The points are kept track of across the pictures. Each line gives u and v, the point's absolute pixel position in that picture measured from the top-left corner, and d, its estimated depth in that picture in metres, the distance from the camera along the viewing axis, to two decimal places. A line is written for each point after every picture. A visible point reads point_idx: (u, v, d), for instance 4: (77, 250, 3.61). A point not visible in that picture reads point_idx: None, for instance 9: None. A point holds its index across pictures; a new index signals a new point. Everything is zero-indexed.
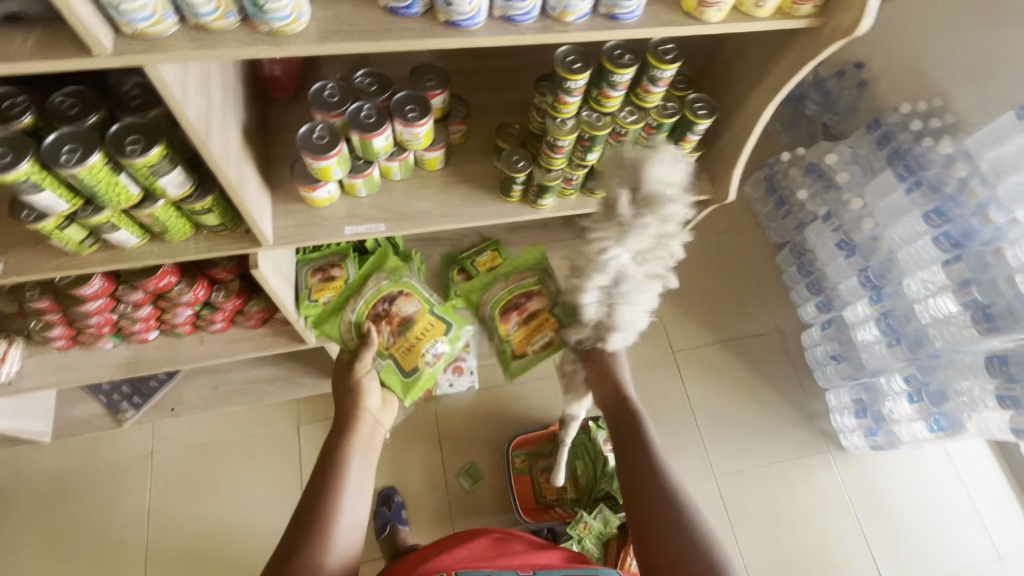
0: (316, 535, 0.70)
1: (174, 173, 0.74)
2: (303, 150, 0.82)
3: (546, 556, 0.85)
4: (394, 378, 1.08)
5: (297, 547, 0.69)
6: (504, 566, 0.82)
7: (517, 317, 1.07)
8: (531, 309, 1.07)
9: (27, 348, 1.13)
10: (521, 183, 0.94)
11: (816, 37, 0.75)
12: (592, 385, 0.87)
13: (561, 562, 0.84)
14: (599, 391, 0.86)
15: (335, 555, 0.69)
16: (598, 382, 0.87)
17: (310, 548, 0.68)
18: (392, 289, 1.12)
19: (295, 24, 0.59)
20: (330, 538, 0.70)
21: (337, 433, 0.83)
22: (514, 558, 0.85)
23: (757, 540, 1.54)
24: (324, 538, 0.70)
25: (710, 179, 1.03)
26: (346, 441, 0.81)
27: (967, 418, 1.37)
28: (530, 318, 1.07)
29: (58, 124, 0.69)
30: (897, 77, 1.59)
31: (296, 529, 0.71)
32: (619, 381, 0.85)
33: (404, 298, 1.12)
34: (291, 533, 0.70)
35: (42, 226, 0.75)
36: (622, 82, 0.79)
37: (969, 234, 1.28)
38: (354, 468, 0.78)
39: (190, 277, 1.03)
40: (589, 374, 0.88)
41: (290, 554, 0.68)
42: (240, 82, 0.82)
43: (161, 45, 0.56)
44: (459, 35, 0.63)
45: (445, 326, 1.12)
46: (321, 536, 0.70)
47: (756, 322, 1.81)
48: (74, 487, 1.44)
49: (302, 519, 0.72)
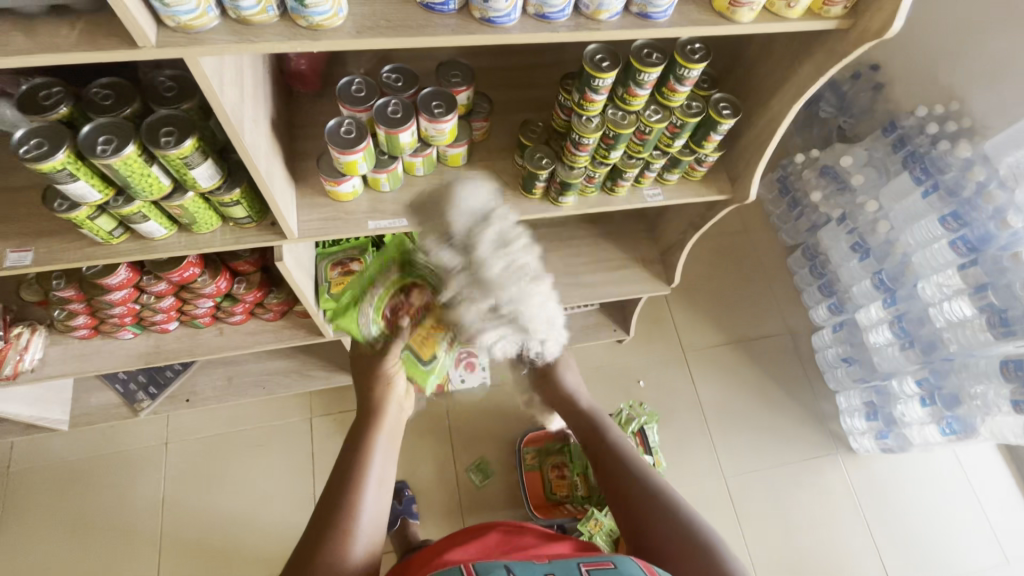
0: (336, 536, 0.67)
1: (206, 165, 0.75)
2: (331, 144, 0.83)
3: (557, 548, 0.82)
4: (415, 369, 0.85)
5: (318, 551, 0.66)
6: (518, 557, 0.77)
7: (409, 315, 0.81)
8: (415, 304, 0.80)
9: (49, 336, 1.14)
10: (544, 181, 0.95)
11: (844, 39, 0.75)
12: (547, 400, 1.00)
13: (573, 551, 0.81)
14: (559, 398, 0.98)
15: (357, 555, 0.67)
16: (552, 399, 0.99)
17: (333, 547, 0.66)
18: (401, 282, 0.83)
19: (334, 18, 0.59)
20: (351, 537, 0.68)
21: (362, 417, 0.80)
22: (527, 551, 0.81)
23: (767, 541, 1.54)
24: (344, 538, 0.67)
25: (731, 180, 1.04)
26: (371, 428, 0.78)
27: (980, 422, 1.38)
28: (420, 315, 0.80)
29: (93, 115, 0.70)
30: (913, 80, 1.59)
31: (317, 528, 0.68)
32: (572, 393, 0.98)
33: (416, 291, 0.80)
34: (315, 529, 0.68)
35: (73, 216, 0.76)
36: (649, 80, 0.79)
37: (984, 238, 1.28)
38: (376, 456, 0.75)
39: (213, 268, 1.04)
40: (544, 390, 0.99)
41: (313, 553, 0.66)
42: (268, 76, 0.83)
43: (202, 38, 0.57)
44: (494, 32, 0.64)
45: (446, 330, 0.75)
46: (341, 536, 0.67)
47: (767, 323, 1.81)
48: (90, 474, 1.46)
49: (324, 515, 0.69)
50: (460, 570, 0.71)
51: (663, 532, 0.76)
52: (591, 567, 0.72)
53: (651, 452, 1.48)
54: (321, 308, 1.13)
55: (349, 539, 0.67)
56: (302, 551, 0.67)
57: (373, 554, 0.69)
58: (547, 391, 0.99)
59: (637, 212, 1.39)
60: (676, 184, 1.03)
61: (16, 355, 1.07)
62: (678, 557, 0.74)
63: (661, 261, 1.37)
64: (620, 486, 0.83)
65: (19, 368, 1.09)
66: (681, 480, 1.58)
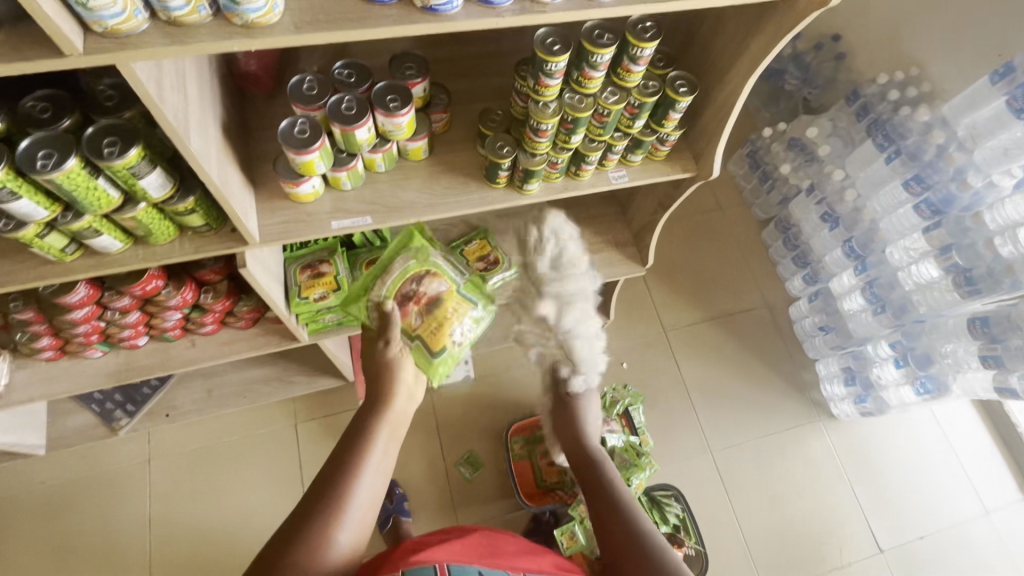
0: (324, 521, 0.66)
1: (155, 173, 0.73)
2: (285, 146, 0.81)
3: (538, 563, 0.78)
4: (421, 358, 0.85)
5: (297, 538, 0.64)
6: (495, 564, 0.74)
7: (415, 308, 0.86)
8: (430, 295, 0.87)
9: (14, 360, 1.12)
10: (507, 169, 0.94)
11: (792, 9, 0.75)
12: (562, 421, 1.12)
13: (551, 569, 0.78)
14: (574, 427, 1.09)
15: (337, 549, 0.65)
16: (564, 424, 1.12)
17: (319, 534, 0.65)
18: (419, 268, 0.89)
19: (269, 14, 0.58)
20: (338, 524, 0.66)
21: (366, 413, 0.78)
22: (505, 557, 0.76)
23: (755, 510, 1.57)
24: (332, 522, 0.66)
25: (694, 156, 1.04)
26: (375, 415, 0.77)
27: (952, 379, 1.41)
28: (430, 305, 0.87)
29: (31, 129, 0.68)
30: (873, 48, 1.61)
31: (302, 511, 0.67)
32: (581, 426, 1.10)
33: (431, 277, 0.89)
34: (299, 514, 0.67)
35: (21, 234, 0.74)
36: (602, 62, 0.79)
37: (948, 200, 1.30)
38: (375, 450, 0.74)
39: (177, 280, 1.03)
40: (560, 415, 1.12)
41: (298, 531, 0.65)
42: (216, 77, 0.81)
43: (133, 42, 0.55)
44: (436, 20, 0.63)
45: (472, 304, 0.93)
46: (330, 516, 0.66)
47: (744, 298, 1.83)
48: (71, 499, 1.43)
49: (309, 503, 0.68)
50: (435, 570, 0.69)
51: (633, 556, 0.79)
52: None
53: (637, 432, 1.50)
54: (293, 313, 1.11)
55: (336, 528, 0.66)
56: (287, 530, 0.66)
57: (354, 551, 0.67)
58: (561, 415, 1.12)
59: (609, 196, 1.39)
60: (641, 164, 1.03)
61: None
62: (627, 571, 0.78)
63: (635, 243, 1.37)
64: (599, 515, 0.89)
65: None
66: (668, 457, 1.60)
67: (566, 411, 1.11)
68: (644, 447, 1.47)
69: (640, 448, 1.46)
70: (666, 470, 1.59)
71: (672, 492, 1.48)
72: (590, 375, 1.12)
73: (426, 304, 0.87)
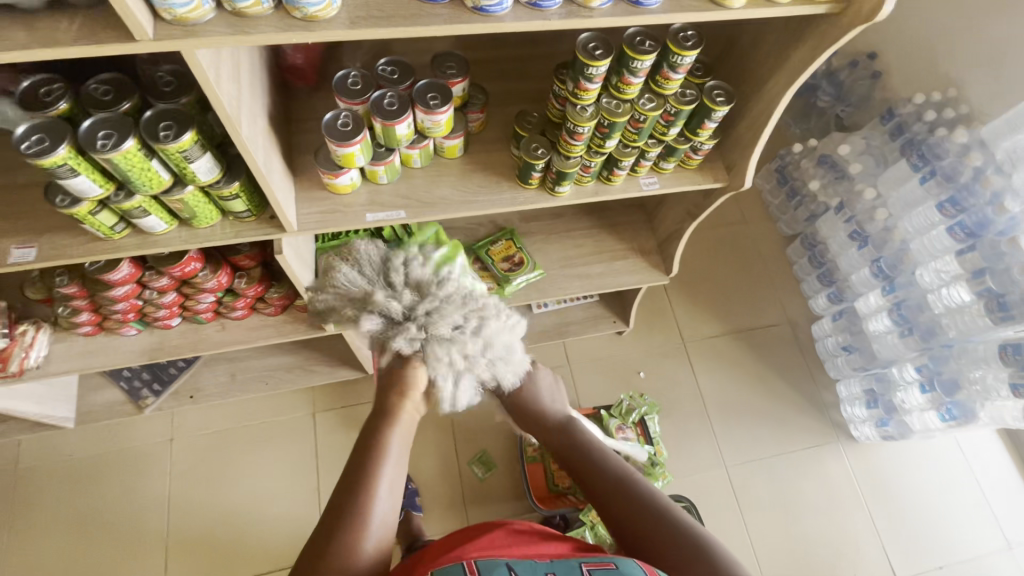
0: (348, 533, 0.64)
1: (205, 158, 0.76)
2: (328, 137, 0.83)
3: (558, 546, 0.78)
4: None
5: (325, 553, 0.63)
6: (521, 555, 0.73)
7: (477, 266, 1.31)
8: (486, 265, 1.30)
9: (53, 334, 1.16)
10: (540, 170, 0.95)
11: (835, 23, 0.75)
12: (516, 413, 0.85)
13: (573, 551, 0.76)
14: (535, 410, 0.84)
15: (363, 556, 0.64)
16: (517, 413, 0.86)
17: (344, 550, 0.63)
18: None
19: (328, 9, 0.60)
20: (362, 537, 0.65)
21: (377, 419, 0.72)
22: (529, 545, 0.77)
23: (768, 529, 1.55)
24: (357, 536, 0.64)
25: (726, 167, 1.04)
26: (385, 430, 0.71)
27: (980, 407, 1.37)
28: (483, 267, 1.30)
29: (94, 110, 0.71)
30: (911, 68, 1.59)
31: (326, 527, 0.65)
32: (541, 405, 0.84)
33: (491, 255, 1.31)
34: (321, 531, 0.65)
35: (76, 210, 0.77)
36: (642, 68, 0.80)
37: (983, 223, 1.28)
38: (387, 473, 0.69)
39: (214, 263, 1.06)
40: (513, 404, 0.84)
41: (324, 548, 0.64)
42: (266, 69, 0.84)
43: (198, 31, 0.57)
44: (486, 21, 0.64)
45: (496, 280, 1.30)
46: (353, 533, 0.64)
47: (767, 314, 1.81)
48: (95, 473, 1.47)
49: (329, 523, 0.65)
50: (463, 569, 0.69)
51: (649, 531, 0.73)
52: (592, 568, 0.70)
53: (652, 442, 1.49)
54: None
55: (360, 538, 0.64)
56: (312, 547, 0.65)
57: (381, 552, 0.66)
58: (515, 407, 0.84)
59: (635, 203, 1.40)
60: (673, 172, 1.04)
61: (21, 352, 1.09)
62: (649, 545, 0.72)
63: (660, 252, 1.37)
64: (598, 490, 0.78)
65: (25, 365, 1.10)
66: (681, 469, 1.59)
67: (518, 401, 0.84)
68: (658, 456, 1.46)
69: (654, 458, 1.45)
70: (679, 483, 1.57)
71: (686, 503, 1.44)
72: (517, 366, 0.77)
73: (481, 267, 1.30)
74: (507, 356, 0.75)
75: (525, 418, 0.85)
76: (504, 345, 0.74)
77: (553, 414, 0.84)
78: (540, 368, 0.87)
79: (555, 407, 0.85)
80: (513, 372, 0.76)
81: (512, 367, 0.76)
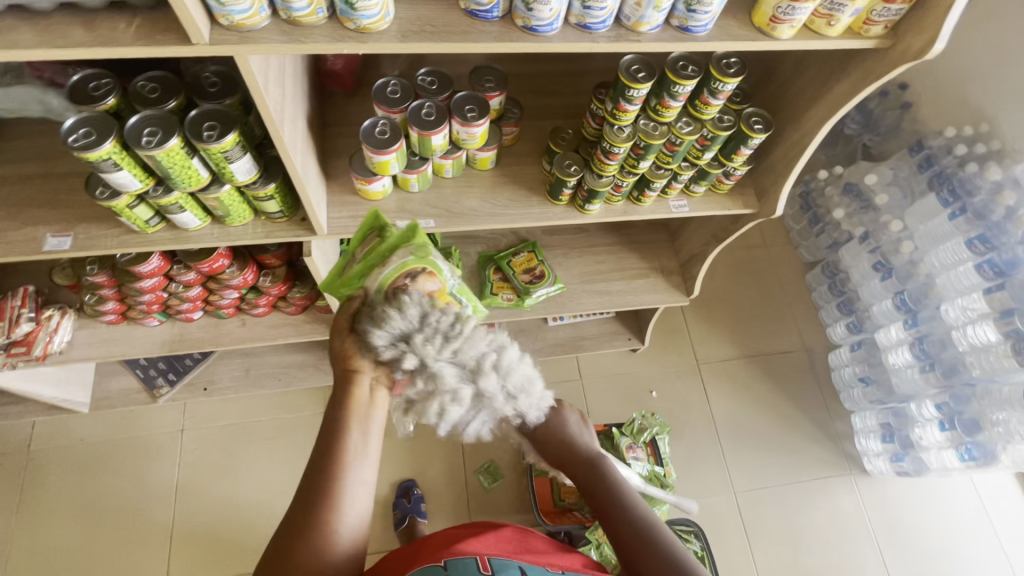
0: (319, 519, 0.61)
1: (245, 159, 0.76)
2: (365, 144, 0.84)
3: (568, 558, 0.72)
4: None
5: (298, 543, 0.59)
6: (534, 560, 0.68)
7: (498, 273, 1.32)
8: (507, 275, 1.31)
9: (77, 320, 1.17)
10: (572, 187, 0.95)
11: (882, 57, 0.74)
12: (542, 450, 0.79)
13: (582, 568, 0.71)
14: (561, 449, 0.78)
15: (336, 544, 0.61)
16: (543, 448, 0.79)
17: (318, 538, 0.60)
18: None
19: (381, 22, 0.61)
20: (336, 525, 0.61)
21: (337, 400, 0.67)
22: (541, 552, 0.71)
23: (771, 558, 1.52)
24: (329, 523, 0.61)
25: (757, 193, 1.03)
26: (347, 407, 0.66)
27: (1000, 450, 1.35)
28: (504, 277, 1.31)
29: (140, 107, 0.72)
30: (941, 100, 1.55)
31: (296, 514, 0.61)
32: (568, 441, 0.78)
33: (513, 265, 1.31)
34: (292, 519, 0.61)
35: (114, 203, 0.78)
36: (683, 93, 0.80)
37: (1014, 263, 1.27)
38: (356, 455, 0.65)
39: (241, 260, 1.07)
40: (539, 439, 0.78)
41: (297, 537, 0.60)
42: (307, 74, 0.85)
43: (253, 37, 0.58)
44: (535, 40, 0.65)
45: (516, 292, 1.30)
46: (326, 521, 0.61)
47: (782, 339, 1.80)
48: (106, 458, 1.48)
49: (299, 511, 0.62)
50: (477, 564, 0.64)
51: None
52: None
53: (661, 463, 1.47)
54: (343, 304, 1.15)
55: (332, 524, 0.61)
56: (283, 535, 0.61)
57: (359, 536, 0.63)
58: (540, 442, 0.78)
59: (659, 222, 1.40)
60: (703, 196, 1.03)
61: (45, 337, 1.10)
62: None
63: (681, 272, 1.37)
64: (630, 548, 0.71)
65: (48, 350, 1.11)
66: (688, 492, 1.57)
67: (546, 438, 0.78)
68: (667, 478, 1.44)
69: (663, 479, 1.42)
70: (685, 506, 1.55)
71: (693, 529, 1.41)
72: (542, 400, 0.73)
73: (503, 276, 1.32)
74: (528, 387, 0.71)
75: (549, 450, 0.78)
76: (523, 375, 0.70)
77: (580, 454, 0.78)
78: (568, 404, 0.80)
79: (584, 444, 0.78)
80: (536, 405, 0.72)
81: (533, 400, 0.72)
